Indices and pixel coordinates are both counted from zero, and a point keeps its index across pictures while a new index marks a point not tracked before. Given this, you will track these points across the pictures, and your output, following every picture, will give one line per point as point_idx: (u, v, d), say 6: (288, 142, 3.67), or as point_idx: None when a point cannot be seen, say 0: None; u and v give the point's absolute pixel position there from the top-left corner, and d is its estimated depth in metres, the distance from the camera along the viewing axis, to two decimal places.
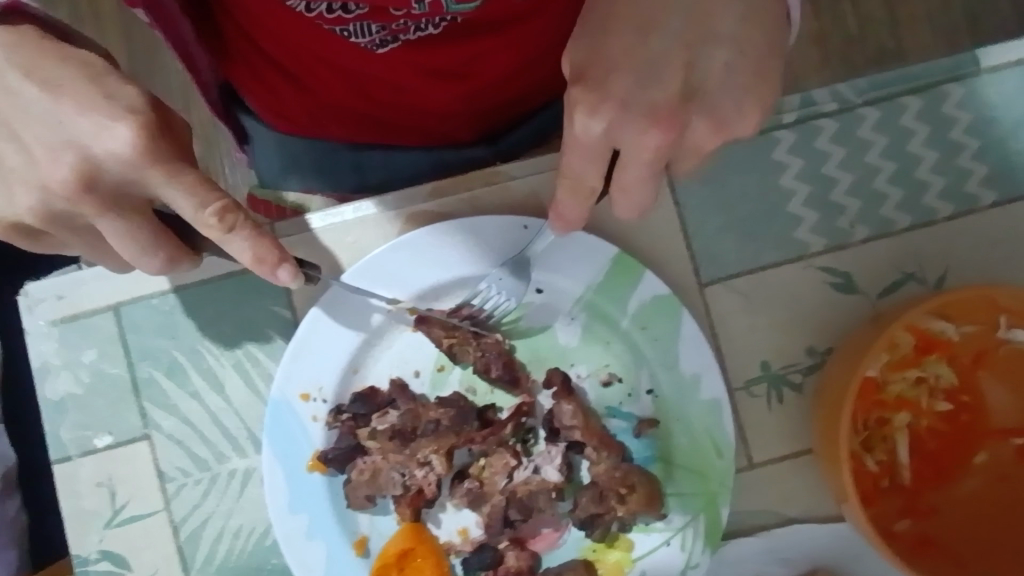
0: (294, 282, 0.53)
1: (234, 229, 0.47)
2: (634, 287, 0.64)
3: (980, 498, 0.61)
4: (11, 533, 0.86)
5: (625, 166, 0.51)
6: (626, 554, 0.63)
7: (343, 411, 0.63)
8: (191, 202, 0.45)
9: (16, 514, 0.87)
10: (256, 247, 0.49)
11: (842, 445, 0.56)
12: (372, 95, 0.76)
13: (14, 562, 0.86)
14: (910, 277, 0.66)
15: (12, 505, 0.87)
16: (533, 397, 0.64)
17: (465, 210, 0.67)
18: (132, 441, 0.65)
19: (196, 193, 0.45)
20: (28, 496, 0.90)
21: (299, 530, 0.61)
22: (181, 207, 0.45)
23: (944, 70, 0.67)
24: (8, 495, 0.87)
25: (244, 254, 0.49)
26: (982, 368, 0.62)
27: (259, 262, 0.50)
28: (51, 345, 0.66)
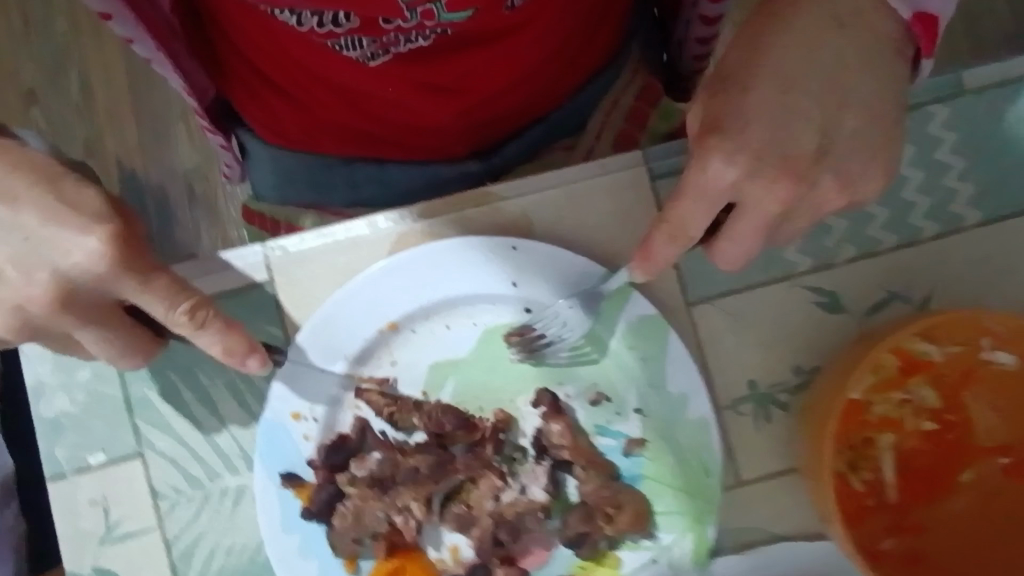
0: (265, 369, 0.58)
1: (204, 324, 0.53)
2: (622, 309, 0.65)
3: (968, 517, 0.61)
4: (10, 539, 0.87)
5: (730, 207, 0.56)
6: (613, 571, 0.63)
7: (316, 466, 0.63)
8: (164, 306, 0.51)
9: (14, 521, 0.88)
10: (229, 340, 0.54)
11: (825, 466, 0.57)
12: (364, 111, 0.77)
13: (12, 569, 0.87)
14: (895, 296, 0.66)
15: (10, 513, 0.88)
16: (508, 413, 0.65)
17: (455, 230, 0.67)
18: (126, 459, 0.66)
19: (169, 298, 0.51)
20: (27, 504, 0.91)
21: (292, 548, 0.62)
22: (155, 309, 0.51)
23: (930, 90, 0.67)
24: (7, 503, 0.88)
25: (214, 346, 0.54)
26: (969, 388, 0.62)
27: (229, 353, 0.55)
28: (47, 365, 0.66)
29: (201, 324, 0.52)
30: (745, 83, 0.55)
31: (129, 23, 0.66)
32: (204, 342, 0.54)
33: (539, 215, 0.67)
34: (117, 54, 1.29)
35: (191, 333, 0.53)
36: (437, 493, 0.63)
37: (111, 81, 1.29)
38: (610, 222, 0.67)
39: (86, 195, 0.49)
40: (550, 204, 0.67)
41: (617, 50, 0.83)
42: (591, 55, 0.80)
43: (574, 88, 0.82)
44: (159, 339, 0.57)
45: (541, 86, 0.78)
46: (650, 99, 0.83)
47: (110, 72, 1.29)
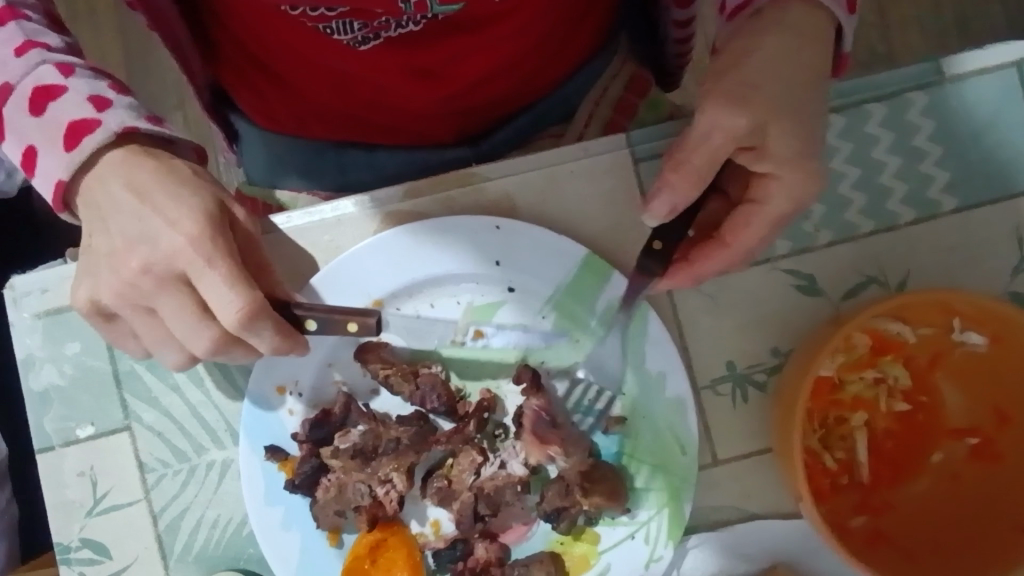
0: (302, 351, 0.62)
1: (261, 325, 0.56)
2: (603, 287, 0.65)
3: (934, 497, 0.63)
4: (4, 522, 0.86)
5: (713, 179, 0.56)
6: (591, 547, 0.65)
7: (300, 438, 0.64)
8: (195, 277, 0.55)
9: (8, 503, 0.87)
10: (277, 338, 0.58)
11: (795, 441, 0.59)
12: (353, 96, 0.78)
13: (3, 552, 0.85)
14: (872, 280, 0.68)
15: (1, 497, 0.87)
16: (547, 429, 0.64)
17: (440, 211, 0.68)
18: (114, 432, 0.67)
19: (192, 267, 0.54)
20: (18, 488, 0.92)
21: (275, 521, 0.64)
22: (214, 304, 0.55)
23: (908, 78, 0.68)
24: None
25: (267, 338, 0.57)
26: (938, 370, 0.64)
27: (279, 346, 0.58)
28: (36, 338, 0.67)
29: (254, 326, 0.56)
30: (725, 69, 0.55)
31: (135, 11, 0.69)
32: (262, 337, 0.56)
33: (523, 197, 0.68)
34: (113, 42, 1.30)
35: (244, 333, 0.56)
36: (418, 467, 0.65)
37: (107, 68, 1.30)
38: (593, 206, 0.68)
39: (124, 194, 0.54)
40: (533, 185, 0.68)
41: (603, 41, 0.84)
42: (578, 43, 0.80)
43: (562, 77, 0.83)
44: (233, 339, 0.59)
45: (528, 74, 0.79)
46: (638, 90, 0.85)
47: (107, 61, 1.30)
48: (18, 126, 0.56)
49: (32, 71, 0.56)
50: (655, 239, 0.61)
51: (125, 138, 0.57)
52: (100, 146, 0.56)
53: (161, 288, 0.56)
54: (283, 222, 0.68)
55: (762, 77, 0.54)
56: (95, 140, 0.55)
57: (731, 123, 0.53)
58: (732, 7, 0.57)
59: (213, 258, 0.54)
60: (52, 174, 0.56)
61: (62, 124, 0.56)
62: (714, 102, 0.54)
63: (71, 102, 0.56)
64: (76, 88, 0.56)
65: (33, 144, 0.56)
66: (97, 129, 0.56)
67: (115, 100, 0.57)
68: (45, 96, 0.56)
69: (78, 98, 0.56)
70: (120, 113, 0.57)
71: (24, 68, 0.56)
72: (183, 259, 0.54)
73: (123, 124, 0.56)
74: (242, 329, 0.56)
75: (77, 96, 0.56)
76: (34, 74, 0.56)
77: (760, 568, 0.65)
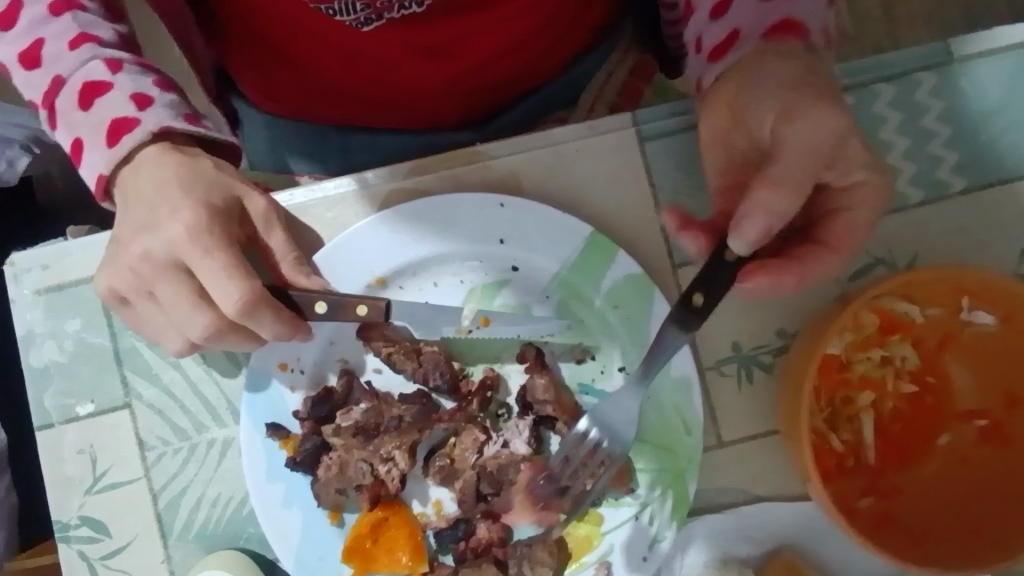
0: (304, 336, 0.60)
1: (260, 313, 0.56)
2: (609, 265, 0.65)
3: (942, 479, 0.62)
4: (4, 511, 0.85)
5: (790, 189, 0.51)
6: (594, 528, 0.64)
7: (303, 416, 0.64)
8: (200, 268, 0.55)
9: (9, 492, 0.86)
10: (276, 325, 0.57)
11: (803, 422, 0.58)
12: (358, 74, 0.77)
13: None
14: (879, 261, 0.67)
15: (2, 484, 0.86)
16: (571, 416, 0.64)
17: (444, 188, 0.68)
18: (114, 410, 0.67)
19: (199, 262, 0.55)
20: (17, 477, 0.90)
21: (276, 498, 0.63)
22: (217, 291, 0.55)
23: (917, 58, 0.68)
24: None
25: (267, 326, 0.57)
26: (947, 351, 0.63)
27: (279, 332, 0.58)
28: (37, 314, 0.67)
29: (251, 313, 0.56)
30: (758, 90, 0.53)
31: None
32: (262, 325, 0.57)
33: (527, 176, 0.68)
34: None
35: (245, 320, 0.56)
36: (420, 445, 0.65)
37: None
38: (599, 184, 0.68)
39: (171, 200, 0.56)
40: (538, 163, 0.68)
41: (609, 25, 0.83)
42: (584, 26, 0.80)
43: (567, 61, 0.82)
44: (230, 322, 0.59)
45: (533, 56, 0.79)
46: (644, 75, 0.85)
47: None
48: (67, 120, 0.57)
49: (83, 66, 0.57)
50: (695, 292, 0.56)
51: (162, 137, 0.58)
52: (138, 145, 0.56)
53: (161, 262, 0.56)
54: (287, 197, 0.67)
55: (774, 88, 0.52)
56: (134, 139, 0.56)
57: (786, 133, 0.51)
58: (712, 47, 0.59)
59: (210, 249, 0.55)
60: (93, 168, 0.57)
61: (104, 121, 0.56)
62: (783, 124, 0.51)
63: (116, 99, 0.56)
64: (121, 84, 0.57)
65: (79, 137, 0.57)
66: (137, 127, 0.56)
67: (156, 98, 0.58)
68: (93, 91, 0.56)
69: (122, 95, 0.56)
70: (160, 111, 0.57)
71: (75, 62, 0.57)
72: (180, 250, 0.56)
73: (161, 124, 0.57)
74: (241, 318, 0.56)
75: (121, 93, 0.56)
76: (84, 69, 0.57)
77: (765, 550, 0.65)
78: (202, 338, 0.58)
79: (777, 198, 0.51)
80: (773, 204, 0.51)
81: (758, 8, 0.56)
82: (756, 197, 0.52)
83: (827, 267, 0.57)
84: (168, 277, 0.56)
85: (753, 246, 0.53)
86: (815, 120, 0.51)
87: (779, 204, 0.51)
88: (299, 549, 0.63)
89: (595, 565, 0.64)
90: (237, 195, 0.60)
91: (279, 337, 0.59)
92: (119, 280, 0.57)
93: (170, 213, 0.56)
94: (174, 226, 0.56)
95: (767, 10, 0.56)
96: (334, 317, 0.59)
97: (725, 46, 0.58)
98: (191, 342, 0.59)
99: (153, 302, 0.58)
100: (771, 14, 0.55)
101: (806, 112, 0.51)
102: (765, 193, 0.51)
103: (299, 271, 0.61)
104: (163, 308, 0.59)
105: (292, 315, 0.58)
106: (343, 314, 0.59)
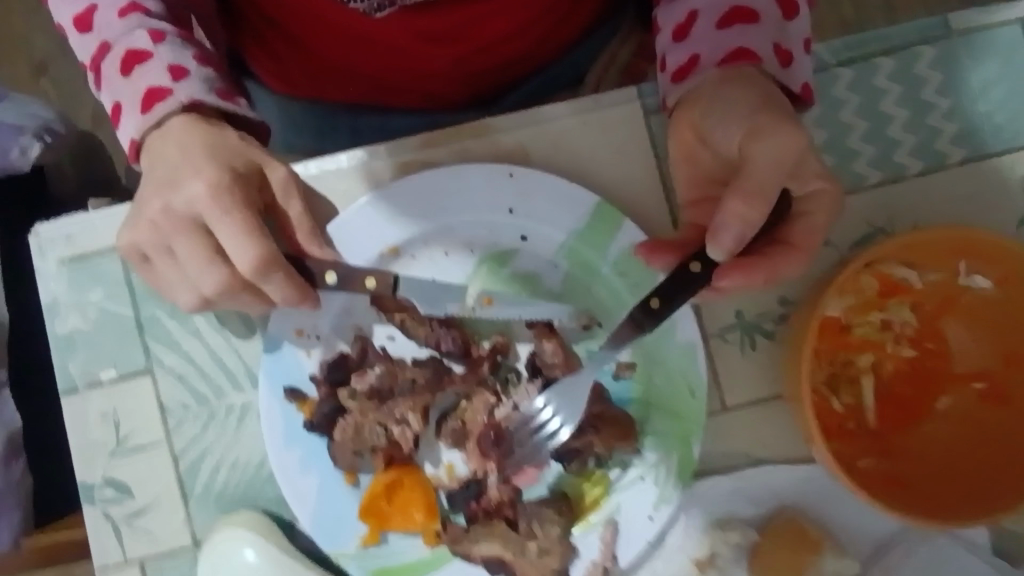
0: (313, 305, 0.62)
1: (272, 274, 0.58)
2: (616, 233, 0.67)
3: (941, 440, 0.64)
4: (16, 496, 0.88)
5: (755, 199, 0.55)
6: (602, 489, 0.66)
7: (320, 380, 0.66)
8: (221, 231, 0.58)
9: (22, 477, 0.88)
10: (286, 287, 0.59)
11: (804, 381, 0.60)
12: (369, 59, 0.77)
13: (16, 523, 0.88)
14: (879, 231, 0.69)
15: (19, 468, 0.88)
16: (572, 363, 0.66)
17: (455, 160, 0.70)
18: (135, 375, 0.69)
19: (221, 225, 0.58)
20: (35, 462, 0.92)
21: (293, 461, 0.65)
22: (232, 250, 0.58)
23: (916, 32, 0.69)
24: (14, 459, 0.87)
25: (278, 289, 0.59)
26: (947, 316, 0.65)
27: (290, 296, 0.60)
28: (61, 284, 0.69)
29: (264, 274, 0.58)
30: (718, 112, 0.57)
31: None
32: (272, 287, 0.59)
33: (535, 150, 0.70)
34: None
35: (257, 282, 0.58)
36: (433, 408, 0.67)
37: None
38: (606, 157, 0.70)
39: (194, 167, 0.58)
40: (547, 136, 0.70)
41: (614, 6, 0.85)
42: (590, 6, 0.81)
43: (573, 41, 0.83)
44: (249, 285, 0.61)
45: (538, 36, 0.79)
46: None
47: None
48: (110, 84, 0.61)
49: (128, 34, 0.61)
50: (693, 260, 0.58)
51: (193, 108, 0.61)
52: (169, 113, 0.60)
53: (185, 226, 0.59)
54: (302, 168, 0.69)
55: (732, 111, 0.57)
56: (165, 108, 0.60)
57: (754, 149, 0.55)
58: (675, 68, 0.62)
59: (229, 209, 0.58)
60: (128, 132, 0.61)
61: (142, 88, 0.60)
62: (749, 139, 0.55)
63: (153, 68, 0.60)
64: (160, 55, 0.60)
65: (119, 101, 0.61)
66: (168, 97, 0.60)
67: (192, 71, 0.61)
68: (134, 59, 0.60)
69: (160, 65, 0.60)
70: (193, 84, 0.60)
71: (124, 30, 0.61)
72: (199, 208, 0.58)
73: (192, 96, 0.60)
74: (256, 278, 0.58)
75: (160, 63, 0.60)
76: (129, 37, 0.61)
77: (767, 511, 0.67)
78: (216, 294, 0.60)
79: (751, 210, 0.55)
80: (746, 214, 0.55)
81: (715, 36, 0.60)
82: (727, 209, 0.56)
83: (789, 266, 0.60)
84: (190, 240, 0.59)
85: (729, 253, 0.57)
86: (779, 133, 0.55)
87: (751, 214, 0.55)
88: (316, 509, 0.65)
89: (602, 524, 0.66)
90: (260, 164, 0.62)
91: (287, 302, 0.60)
92: (146, 244, 0.60)
93: (192, 173, 0.58)
94: (196, 185, 0.58)
95: (723, 39, 0.60)
96: (343, 289, 0.62)
97: (687, 69, 0.62)
98: (204, 297, 0.61)
99: (177, 267, 0.61)
100: (726, 44, 0.60)
101: (769, 131, 0.55)
102: (737, 205, 0.55)
103: (313, 241, 0.63)
104: (184, 273, 0.61)
105: (304, 281, 0.61)
106: (351, 287, 0.61)
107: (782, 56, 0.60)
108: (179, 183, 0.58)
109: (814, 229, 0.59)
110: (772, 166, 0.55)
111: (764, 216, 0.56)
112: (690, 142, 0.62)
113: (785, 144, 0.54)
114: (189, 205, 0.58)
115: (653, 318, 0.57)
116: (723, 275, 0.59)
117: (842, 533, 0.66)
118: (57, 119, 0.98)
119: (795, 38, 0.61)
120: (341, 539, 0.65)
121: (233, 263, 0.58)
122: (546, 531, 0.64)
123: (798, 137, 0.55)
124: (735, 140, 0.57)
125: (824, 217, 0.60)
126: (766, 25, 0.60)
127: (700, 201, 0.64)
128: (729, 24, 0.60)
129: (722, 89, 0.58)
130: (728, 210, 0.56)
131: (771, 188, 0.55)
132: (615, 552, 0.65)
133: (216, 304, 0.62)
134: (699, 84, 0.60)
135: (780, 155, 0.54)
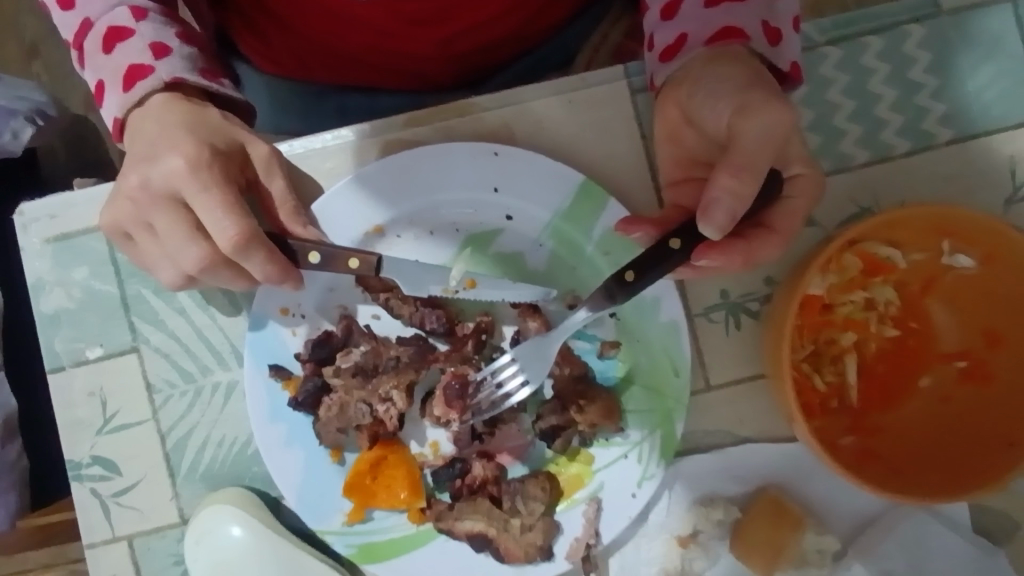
0: (295, 287, 0.62)
1: (251, 250, 0.57)
2: (600, 212, 0.66)
3: (923, 418, 0.65)
4: (11, 477, 0.86)
5: (748, 173, 0.53)
6: (585, 467, 0.67)
7: (304, 358, 0.66)
8: (201, 208, 0.57)
9: (17, 458, 0.87)
10: (265, 264, 0.58)
11: (785, 359, 0.60)
12: (354, 41, 0.76)
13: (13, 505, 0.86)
14: (865, 211, 0.69)
15: (13, 450, 0.87)
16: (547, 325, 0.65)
17: (440, 139, 0.69)
18: (121, 354, 0.69)
19: (200, 202, 0.57)
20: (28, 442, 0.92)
21: (277, 437, 0.66)
22: (211, 226, 0.57)
23: (905, 10, 0.69)
24: (9, 440, 0.87)
25: (258, 266, 0.59)
26: (930, 295, 0.65)
27: (270, 274, 0.59)
28: (45, 263, 0.69)
29: (244, 250, 0.57)
30: (704, 88, 0.57)
31: None
32: (252, 265, 0.58)
33: (520, 128, 0.69)
34: None
35: (237, 258, 0.58)
36: (417, 386, 0.67)
37: None
38: (590, 137, 0.70)
39: (173, 143, 0.58)
40: (532, 115, 0.69)
41: None
42: None
43: (564, 22, 0.82)
44: (230, 262, 0.60)
45: (525, 18, 0.77)
46: None
47: None
48: (91, 61, 0.60)
49: (110, 12, 0.60)
50: (673, 237, 0.56)
51: (174, 87, 0.61)
52: (150, 91, 0.59)
53: (164, 202, 0.58)
54: (286, 147, 0.69)
55: (719, 87, 0.56)
56: (145, 86, 0.59)
57: (740, 126, 0.53)
58: (663, 47, 0.62)
59: (208, 185, 0.58)
60: (110, 110, 0.60)
61: (122, 65, 0.59)
62: (738, 116, 0.54)
63: (134, 45, 0.59)
64: (141, 33, 0.60)
65: (101, 79, 0.60)
66: (149, 75, 0.59)
67: (174, 50, 0.61)
68: (114, 37, 0.59)
69: (140, 43, 0.59)
70: (174, 62, 0.60)
71: (104, 7, 0.60)
72: (178, 184, 0.58)
73: (173, 75, 0.60)
74: (235, 255, 0.58)
75: (140, 40, 0.59)
76: (111, 14, 0.60)
77: (751, 489, 0.67)
78: (196, 271, 0.60)
79: (743, 184, 0.53)
80: (738, 188, 0.53)
81: (702, 14, 0.60)
82: (716, 182, 0.53)
83: (773, 249, 0.59)
84: (170, 218, 0.59)
85: (722, 229, 0.53)
86: (768, 110, 0.53)
87: (745, 189, 0.53)
88: (301, 486, 0.66)
89: (586, 501, 0.66)
90: (241, 142, 0.62)
91: (269, 279, 0.60)
92: (128, 223, 0.60)
93: (172, 149, 0.58)
94: (174, 160, 0.58)
95: (710, 17, 0.60)
96: (327, 267, 0.59)
97: (674, 48, 0.61)
98: (186, 274, 0.61)
99: (160, 244, 0.61)
100: (713, 22, 0.59)
101: (758, 107, 0.53)
102: (727, 179, 0.53)
103: (296, 220, 0.63)
104: (166, 250, 0.61)
105: (285, 259, 0.60)
106: (334, 266, 0.59)
107: (769, 34, 0.59)
108: (157, 158, 0.58)
109: (800, 207, 0.59)
110: (761, 141, 0.53)
111: (753, 193, 0.54)
112: (677, 124, 0.61)
113: (773, 122, 0.53)
114: (168, 181, 0.58)
115: (626, 290, 0.57)
116: (702, 253, 0.57)
117: (825, 510, 0.67)
118: (47, 102, 0.97)
119: (783, 16, 0.60)
120: (326, 516, 0.66)
121: (213, 239, 0.58)
122: (529, 508, 0.65)
123: (787, 115, 0.53)
124: (723, 118, 0.56)
125: (811, 195, 0.59)
126: (754, 3, 0.59)
127: (682, 180, 0.64)
128: (716, 2, 0.59)
129: (710, 67, 0.58)
130: (716, 184, 0.53)
131: (762, 164, 0.53)
132: (598, 529, 0.66)
133: (197, 281, 0.62)
134: (688, 63, 0.60)
135: (768, 133, 0.53)
